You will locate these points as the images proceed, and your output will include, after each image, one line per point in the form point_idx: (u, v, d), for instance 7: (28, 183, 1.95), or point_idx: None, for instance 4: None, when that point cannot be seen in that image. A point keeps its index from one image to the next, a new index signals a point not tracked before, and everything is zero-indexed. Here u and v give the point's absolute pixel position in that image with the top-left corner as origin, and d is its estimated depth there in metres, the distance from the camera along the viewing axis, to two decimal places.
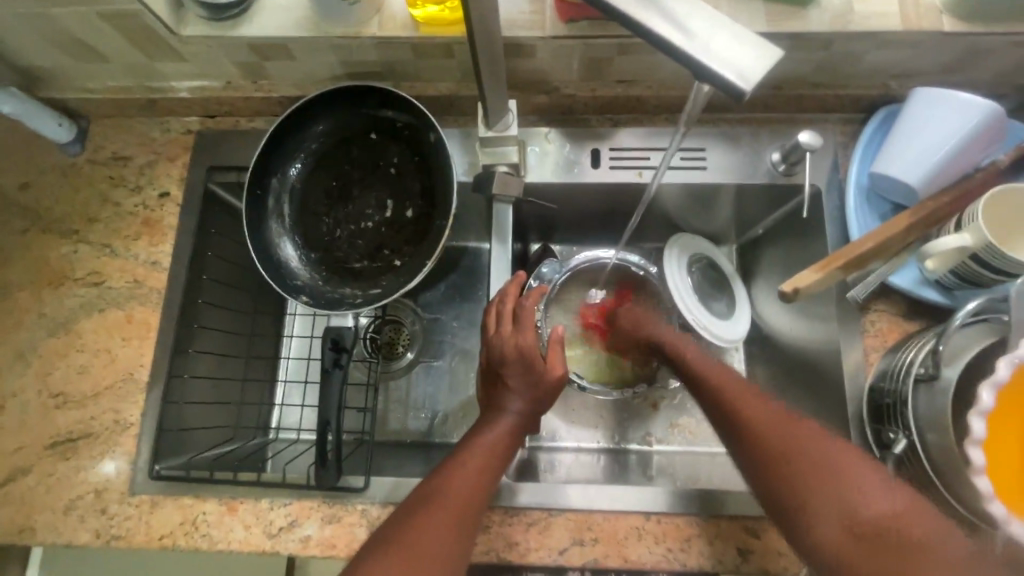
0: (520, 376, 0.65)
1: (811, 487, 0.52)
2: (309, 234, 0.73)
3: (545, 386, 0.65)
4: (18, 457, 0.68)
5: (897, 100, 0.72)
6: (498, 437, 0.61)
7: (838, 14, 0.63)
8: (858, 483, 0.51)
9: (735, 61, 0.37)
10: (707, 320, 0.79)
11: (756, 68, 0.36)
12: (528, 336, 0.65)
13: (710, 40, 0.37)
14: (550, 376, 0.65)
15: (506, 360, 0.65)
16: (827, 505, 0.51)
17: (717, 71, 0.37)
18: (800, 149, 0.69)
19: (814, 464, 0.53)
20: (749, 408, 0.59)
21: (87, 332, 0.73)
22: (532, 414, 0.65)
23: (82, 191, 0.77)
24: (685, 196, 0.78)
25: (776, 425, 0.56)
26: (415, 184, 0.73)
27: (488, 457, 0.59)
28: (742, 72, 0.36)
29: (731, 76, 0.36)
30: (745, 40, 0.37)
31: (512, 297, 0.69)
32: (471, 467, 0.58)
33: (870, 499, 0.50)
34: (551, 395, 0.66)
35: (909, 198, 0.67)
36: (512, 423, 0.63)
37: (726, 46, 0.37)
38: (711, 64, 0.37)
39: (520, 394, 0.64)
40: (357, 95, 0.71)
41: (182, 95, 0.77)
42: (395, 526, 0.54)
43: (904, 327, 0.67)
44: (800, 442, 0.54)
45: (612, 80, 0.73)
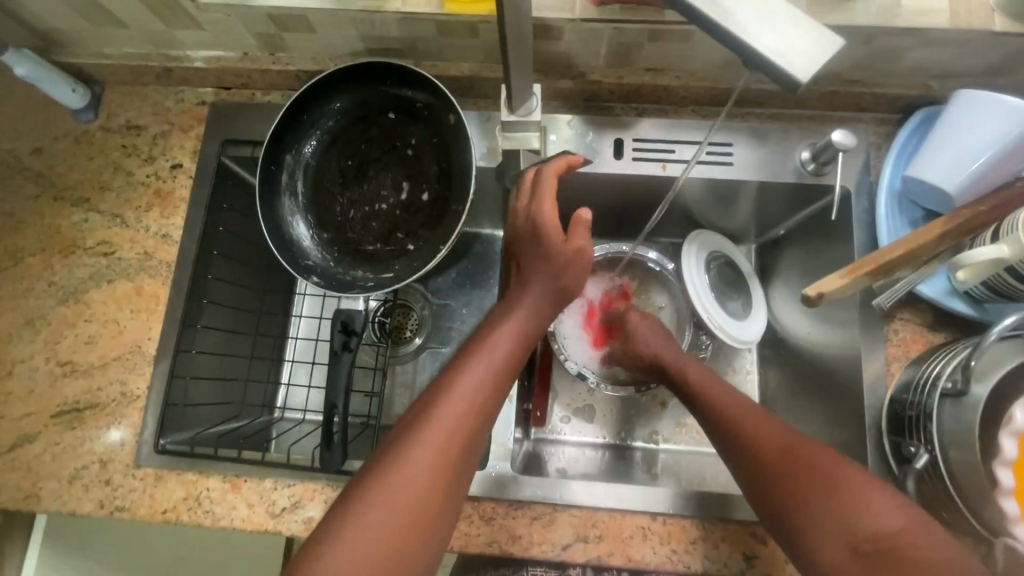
0: (530, 258, 0.60)
1: (814, 502, 0.51)
2: (322, 213, 0.72)
3: (559, 262, 0.58)
4: (25, 424, 0.68)
5: (937, 102, 0.69)
6: (508, 333, 0.56)
7: (884, 8, 0.60)
8: (865, 500, 0.50)
9: (799, 51, 0.34)
10: (723, 320, 0.78)
11: (818, 57, 0.34)
12: (547, 213, 0.60)
13: (772, 27, 0.35)
14: (570, 248, 0.58)
15: (523, 240, 0.61)
16: (828, 518, 0.50)
17: (777, 64, 0.35)
18: (831, 148, 0.66)
19: (818, 481, 0.51)
20: (754, 430, 0.57)
21: (96, 302, 0.72)
22: (550, 303, 0.59)
23: (94, 159, 0.76)
24: (709, 192, 0.76)
25: (779, 440, 0.55)
26: (432, 166, 0.71)
27: (491, 373, 0.53)
28: (801, 63, 0.34)
29: (793, 70, 0.34)
30: (807, 28, 0.35)
31: (532, 174, 0.64)
32: (461, 392, 0.52)
33: (873, 513, 0.49)
34: (577, 266, 0.59)
35: (943, 204, 0.64)
36: (523, 314, 0.57)
37: (785, 32, 0.35)
38: (771, 56, 0.35)
39: (534, 286, 0.58)
40: (376, 73, 0.69)
41: (198, 65, 0.75)
42: (373, 466, 0.49)
43: (928, 337, 0.65)
44: (805, 459, 0.53)
45: (640, 67, 0.70)
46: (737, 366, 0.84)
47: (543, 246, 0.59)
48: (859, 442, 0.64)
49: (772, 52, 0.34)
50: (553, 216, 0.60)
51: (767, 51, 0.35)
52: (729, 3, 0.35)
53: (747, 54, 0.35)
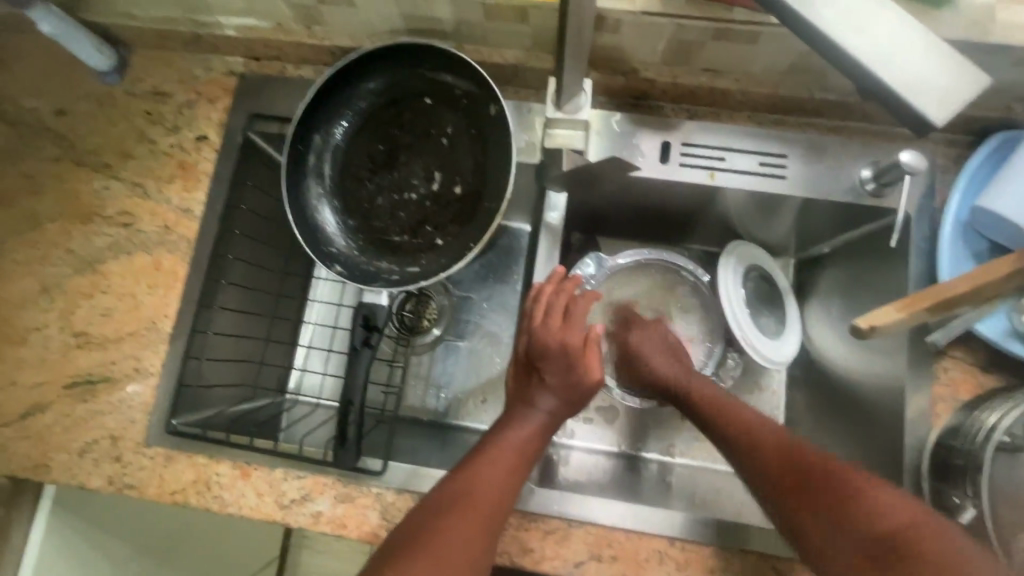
0: (554, 368, 0.62)
1: (827, 520, 0.51)
2: (348, 200, 0.69)
3: (580, 376, 0.62)
4: (38, 393, 0.67)
5: (1016, 127, 0.64)
6: (529, 433, 0.59)
7: (978, 21, 0.55)
8: (871, 508, 0.50)
9: (939, 89, 0.30)
10: (757, 338, 0.74)
11: (960, 99, 0.30)
12: (572, 340, 0.62)
13: (910, 59, 0.31)
14: (588, 380, 0.62)
15: (548, 354, 0.62)
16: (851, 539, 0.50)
17: (912, 102, 0.31)
18: (897, 169, 0.61)
19: (830, 498, 0.52)
20: (764, 444, 0.57)
21: (113, 274, 0.70)
22: (562, 413, 0.62)
23: (118, 125, 0.73)
24: (755, 205, 0.72)
25: (788, 461, 0.55)
26: (467, 158, 0.67)
27: (519, 453, 0.57)
28: (934, 101, 0.30)
29: (931, 111, 0.30)
30: (947, 62, 0.31)
31: (565, 293, 0.65)
32: (503, 465, 0.56)
33: (878, 522, 0.49)
34: (586, 398, 0.64)
35: (1014, 239, 0.59)
36: (540, 425, 0.60)
37: (913, 63, 0.31)
38: (902, 91, 0.31)
39: (555, 392, 0.62)
40: (416, 54, 0.65)
41: (228, 33, 0.71)
42: (425, 514, 0.52)
43: (979, 379, 0.61)
44: (806, 471, 0.54)
45: (698, 67, 0.65)
46: (763, 385, 0.81)
47: (567, 360, 0.62)
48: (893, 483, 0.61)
49: (903, 87, 0.30)
50: (577, 339, 0.62)
51: (901, 87, 0.30)
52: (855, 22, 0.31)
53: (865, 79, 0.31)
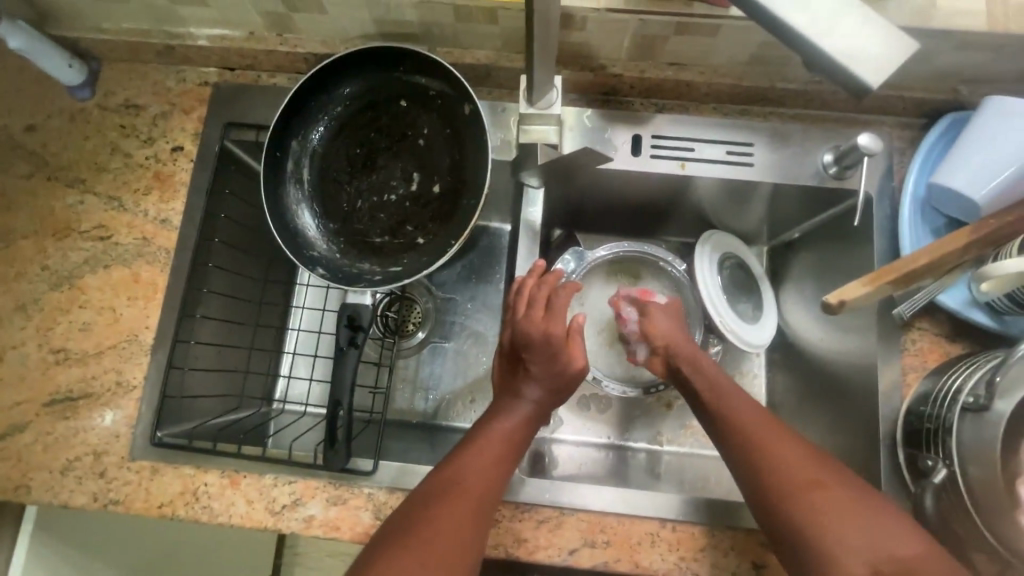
0: (541, 359, 0.63)
1: (837, 523, 0.50)
2: (328, 204, 0.69)
3: (563, 366, 0.63)
4: (16, 413, 0.66)
5: (964, 108, 0.68)
6: (515, 426, 0.60)
7: (920, 8, 0.58)
8: (882, 523, 0.50)
9: (873, 56, 0.32)
10: (735, 323, 0.77)
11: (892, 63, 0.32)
12: (556, 328, 0.63)
13: (848, 28, 0.32)
14: (572, 368, 0.63)
15: (532, 345, 0.63)
16: (854, 539, 0.49)
17: (852, 70, 0.32)
18: (856, 152, 0.64)
19: (841, 502, 0.52)
20: (776, 444, 0.56)
21: (91, 288, 0.69)
22: (548, 405, 0.63)
23: (91, 139, 0.73)
24: (726, 193, 0.74)
25: (800, 464, 0.54)
26: (444, 158, 0.68)
27: (506, 446, 0.58)
28: (871, 67, 0.32)
29: (867, 77, 0.32)
30: (880, 30, 0.33)
31: (549, 284, 0.67)
32: (488, 456, 0.57)
33: (889, 536, 0.50)
34: (570, 387, 0.65)
35: (968, 213, 0.63)
36: (524, 416, 0.61)
37: (850, 32, 0.32)
38: (842, 60, 0.32)
39: (541, 383, 0.63)
40: (389, 57, 0.66)
41: (201, 44, 0.71)
42: (417, 512, 0.52)
43: (946, 348, 0.64)
44: (816, 474, 0.54)
45: (663, 61, 0.68)
46: (744, 369, 0.83)
47: (549, 351, 0.63)
48: (871, 453, 0.64)
49: (843, 56, 0.32)
50: (562, 329, 0.64)
51: (842, 56, 0.32)
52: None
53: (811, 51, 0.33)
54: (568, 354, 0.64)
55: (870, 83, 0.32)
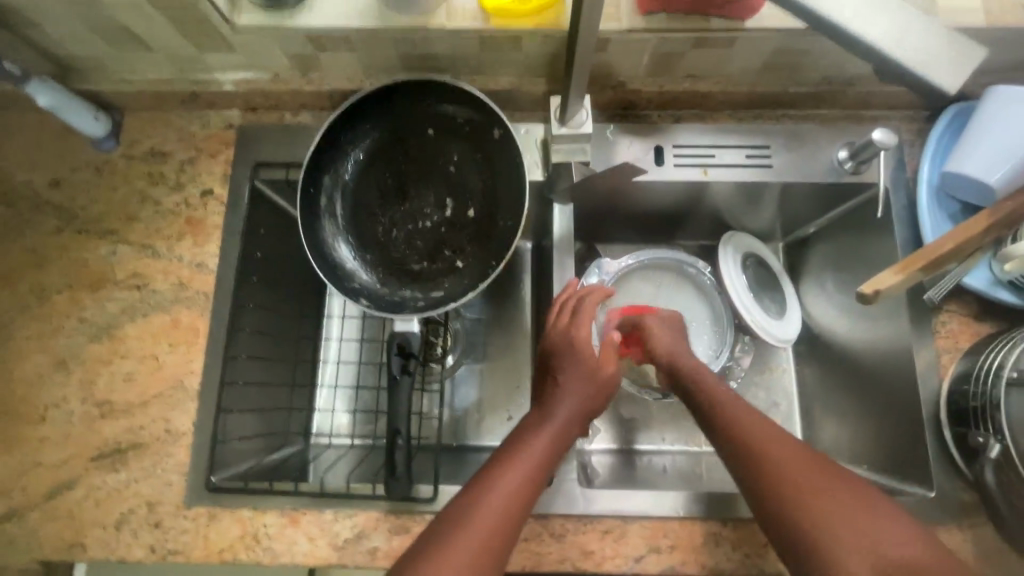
0: (570, 367, 0.63)
1: (844, 523, 0.47)
2: (363, 235, 0.70)
3: (598, 382, 0.64)
4: (64, 470, 0.65)
5: (966, 98, 0.71)
6: (544, 445, 0.57)
7: (923, 9, 0.61)
8: (891, 527, 0.47)
9: (947, 62, 0.32)
10: (764, 320, 0.79)
11: (967, 66, 0.33)
12: (583, 334, 0.65)
13: (919, 38, 0.33)
14: (603, 374, 0.64)
15: (559, 352, 0.64)
16: (861, 543, 0.46)
17: (928, 77, 0.33)
18: (871, 147, 0.67)
19: (849, 500, 0.49)
20: (774, 442, 0.54)
21: (131, 338, 0.69)
22: (581, 417, 0.62)
23: (118, 189, 0.73)
24: (746, 195, 0.77)
25: (802, 464, 0.52)
26: (477, 182, 0.70)
27: (535, 467, 0.55)
28: (949, 73, 0.33)
29: (945, 82, 0.32)
30: (949, 38, 0.33)
31: (575, 293, 0.69)
32: (518, 475, 0.53)
33: (897, 541, 0.47)
34: (605, 396, 0.64)
35: (983, 197, 0.66)
36: (558, 430, 0.58)
37: (923, 41, 0.33)
38: (919, 68, 0.33)
39: (573, 393, 0.62)
40: (416, 89, 0.68)
41: (226, 88, 0.72)
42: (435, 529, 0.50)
43: (975, 328, 0.67)
44: (822, 475, 0.51)
45: (680, 75, 0.71)
46: (774, 364, 0.84)
47: (585, 367, 0.64)
48: (916, 435, 0.66)
49: (918, 65, 0.32)
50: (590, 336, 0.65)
51: (917, 65, 0.32)
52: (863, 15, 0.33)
53: (885, 62, 0.33)
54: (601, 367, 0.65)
55: (947, 87, 0.33)
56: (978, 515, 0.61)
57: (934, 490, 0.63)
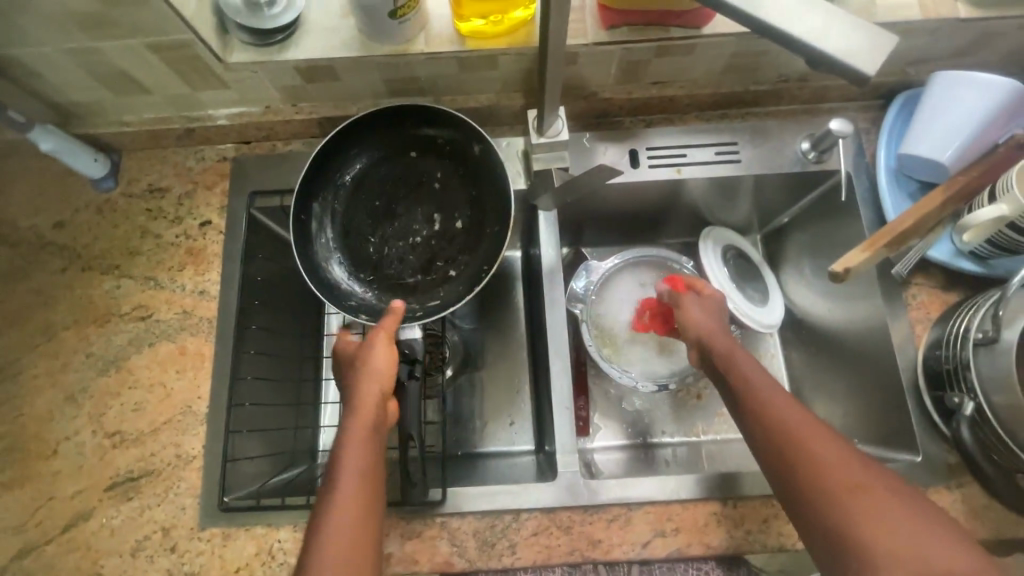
0: (348, 364, 0.61)
1: (889, 529, 0.45)
2: (356, 255, 0.73)
3: (367, 356, 0.60)
4: (78, 502, 0.66)
5: (914, 86, 0.76)
6: (363, 414, 0.55)
7: (863, 8, 0.66)
8: (938, 537, 0.45)
9: (865, 49, 0.36)
10: (748, 307, 0.82)
11: (882, 53, 0.36)
12: (344, 343, 0.63)
13: (840, 31, 0.36)
14: (364, 350, 0.60)
15: (349, 358, 0.62)
16: (906, 549, 0.44)
17: (850, 63, 0.36)
18: (830, 136, 0.72)
19: (893, 505, 0.46)
20: (813, 440, 0.51)
21: (139, 367, 0.71)
22: (375, 376, 0.58)
23: (120, 226, 0.76)
24: (720, 190, 0.81)
25: (845, 465, 0.49)
26: (462, 195, 0.74)
27: (360, 438, 0.54)
28: (867, 58, 0.36)
29: (866, 66, 0.35)
30: (865, 28, 0.36)
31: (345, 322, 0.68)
32: (349, 453, 0.53)
33: (943, 547, 0.44)
34: (376, 355, 0.59)
35: (937, 175, 0.70)
36: (369, 402, 0.56)
37: (843, 33, 0.36)
38: (840, 57, 0.36)
39: (359, 368, 0.59)
40: (397, 114, 0.72)
41: (220, 123, 0.76)
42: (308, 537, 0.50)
43: (944, 298, 0.71)
44: (865, 475, 0.48)
45: (647, 82, 0.75)
46: (763, 350, 0.87)
47: (352, 359, 0.61)
48: (898, 402, 0.69)
49: (839, 53, 0.35)
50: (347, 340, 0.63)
51: (839, 53, 0.35)
52: (789, 14, 0.36)
53: (812, 54, 0.36)
54: (363, 407, 0.56)
55: (868, 72, 0.36)
56: (961, 475, 0.64)
57: (920, 454, 0.66)
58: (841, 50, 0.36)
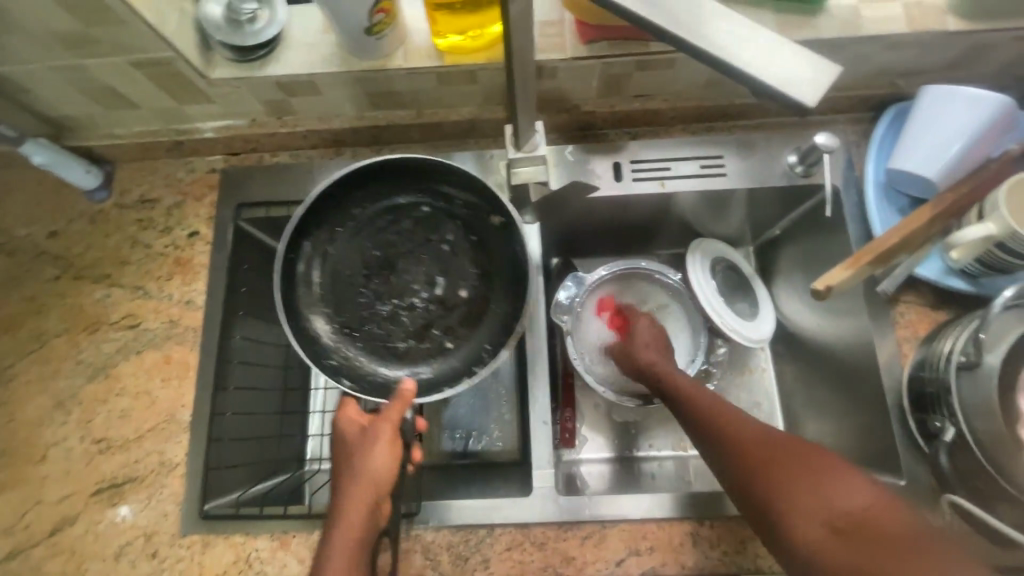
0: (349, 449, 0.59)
1: (794, 486, 0.52)
2: (342, 307, 0.70)
3: (372, 454, 0.58)
4: (64, 506, 0.68)
5: (906, 98, 0.75)
6: (357, 516, 0.55)
7: (847, 21, 0.65)
8: (839, 483, 0.50)
9: (805, 79, 0.35)
10: (734, 323, 0.81)
11: (824, 83, 0.35)
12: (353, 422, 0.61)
13: (780, 60, 0.36)
14: (370, 448, 0.58)
15: (351, 441, 0.60)
16: (809, 500, 0.50)
17: (789, 92, 0.35)
18: (817, 150, 0.71)
19: (796, 464, 0.53)
20: (727, 424, 0.60)
21: (126, 375, 0.73)
22: (376, 483, 0.57)
23: (111, 236, 0.78)
24: (707, 203, 0.80)
25: (754, 439, 0.57)
26: (470, 266, 0.72)
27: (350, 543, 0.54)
28: (807, 87, 0.35)
29: (804, 95, 0.35)
30: (808, 57, 0.36)
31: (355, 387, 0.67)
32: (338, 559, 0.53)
33: (841, 493, 0.50)
34: (381, 458, 0.58)
35: (927, 191, 0.69)
36: (365, 510, 0.55)
37: (783, 61, 0.36)
38: (779, 85, 0.36)
39: (362, 465, 0.57)
40: (416, 168, 0.70)
41: (208, 136, 0.77)
42: None
43: (933, 316, 0.69)
44: (773, 446, 0.56)
45: (630, 95, 0.75)
46: (753, 365, 0.86)
47: (354, 446, 0.59)
48: (883, 423, 0.67)
49: (777, 81, 0.35)
50: (356, 420, 0.61)
51: (777, 82, 0.35)
52: (729, 42, 0.36)
53: (751, 82, 0.36)
54: (353, 509, 0.55)
55: (808, 101, 0.35)
56: None
57: (903, 477, 0.64)
58: (781, 80, 0.36)
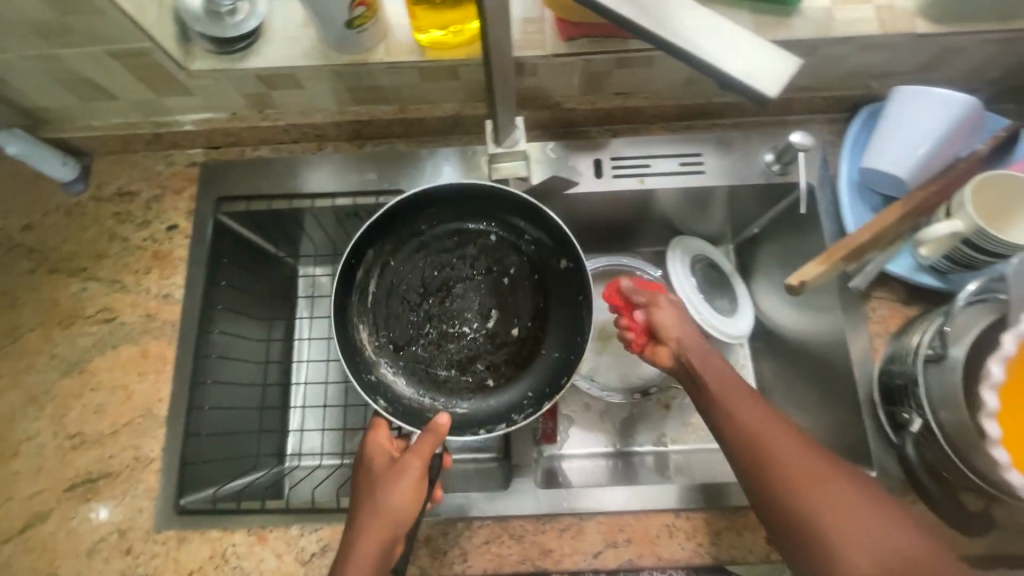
0: (370, 478, 0.57)
1: (850, 519, 0.47)
2: (391, 322, 0.72)
3: (390, 488, 0.55)
4: (36, 502, 0.67)
5: (878, 99, 0.77)
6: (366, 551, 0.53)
7: (821, 22, 0.67)
8: (890, 520, 0.47)
9: (768, 70, 0.36)
10: (712, 317, 0.81)
11: (786, 75, 0.36)
12: (380, 449, 0.59)
13: (745, 52, 0.37)
14: (390, 483, 0.55)
15: (372, 470, 0.58)
16: (863, 536, 0.46)
17: (752, 83, 0.36)
18: (793, 149, 0.72)
19: (852, 495, 0.48)
20: (779, 440, 0.52)
21: (102, 370, 0.72)
22: (391, 523, 0.54)
23: (88, 229, 0.77)
24: (687, 200, 0.81)
25: (809, 462, 0.50)
26: (526, 304, 0.73)
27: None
28: (769, 79, 0.36)
29: (766, 87, 0.36)
30: (772, 50, 0.37)
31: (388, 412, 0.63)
32: None
33: (894, 533, 0.47)
34: (398, 496, 0.54)
35: (898, 189, 0.71)
36: (378, 548, 0.53)
37: (748, 54, 0.37)
38: (743, 78, 0.36)
39: (379, 498, 0.55)
40: (497, 202, 0.71)
41: (187, 129, 0.77)
42: None
43: (904, 312, 0.71)
44: (825, 471, 0.50)
45: (611, 92, 0.76)
46: (732, 361, 0.87)
47: (376, 477, 0.57)
48: (856, 416, 0.69)
49: (740, 73, 0.36)
50: (382, 447, 0.59)
51: (741, 74, 0.36)
52: (697, 35, 0.37)
53: (718, 74, 0.37)
54: (366, 547, 0.53)
55: (770, 93, 0.36)
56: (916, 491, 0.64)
57: (875, 469, 0.65)
58: (745, 72, 0.37)
